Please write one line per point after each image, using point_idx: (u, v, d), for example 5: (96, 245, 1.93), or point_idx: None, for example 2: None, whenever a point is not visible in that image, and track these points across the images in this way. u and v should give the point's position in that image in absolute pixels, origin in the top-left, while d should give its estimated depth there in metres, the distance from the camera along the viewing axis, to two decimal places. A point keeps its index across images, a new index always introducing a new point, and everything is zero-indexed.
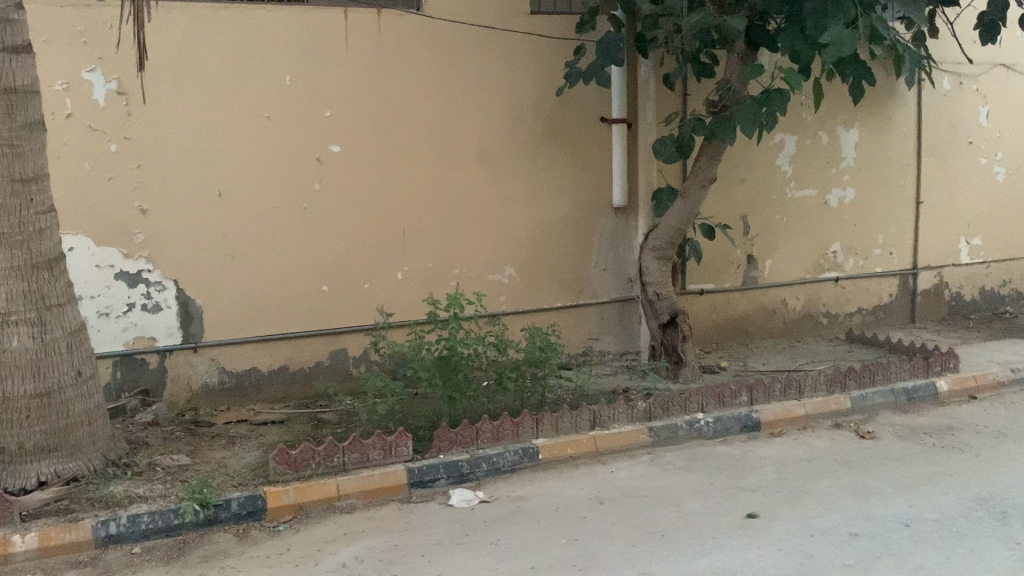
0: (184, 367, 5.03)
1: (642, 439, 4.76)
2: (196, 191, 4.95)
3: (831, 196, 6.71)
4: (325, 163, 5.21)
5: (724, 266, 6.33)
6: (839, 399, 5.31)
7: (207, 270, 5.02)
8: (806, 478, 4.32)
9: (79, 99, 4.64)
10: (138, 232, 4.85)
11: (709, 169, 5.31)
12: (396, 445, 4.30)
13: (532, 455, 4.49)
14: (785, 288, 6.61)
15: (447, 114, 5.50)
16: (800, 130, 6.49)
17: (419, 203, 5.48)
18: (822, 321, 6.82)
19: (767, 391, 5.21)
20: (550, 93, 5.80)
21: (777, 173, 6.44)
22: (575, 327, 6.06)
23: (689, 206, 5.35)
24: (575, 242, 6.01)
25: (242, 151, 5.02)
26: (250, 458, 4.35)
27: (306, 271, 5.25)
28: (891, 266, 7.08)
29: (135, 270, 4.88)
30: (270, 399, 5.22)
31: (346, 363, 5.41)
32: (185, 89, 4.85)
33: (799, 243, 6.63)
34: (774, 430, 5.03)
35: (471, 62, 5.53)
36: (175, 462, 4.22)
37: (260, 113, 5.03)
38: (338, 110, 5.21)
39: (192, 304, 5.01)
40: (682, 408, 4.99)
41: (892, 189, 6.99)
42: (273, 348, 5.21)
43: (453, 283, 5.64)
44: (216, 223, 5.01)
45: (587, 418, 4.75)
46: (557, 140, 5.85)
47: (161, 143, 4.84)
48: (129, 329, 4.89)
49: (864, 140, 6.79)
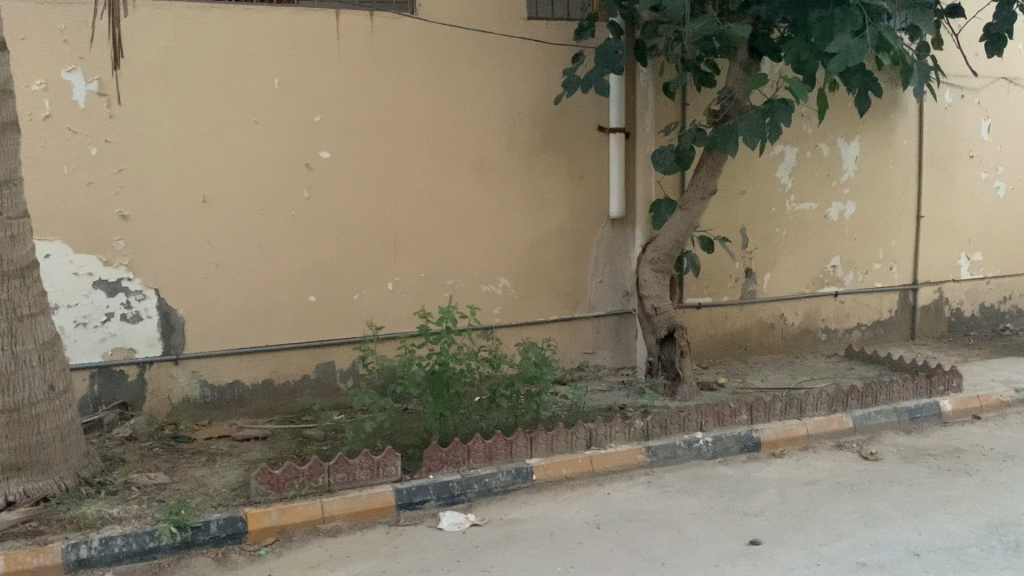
0: (165, 379, 4.84)
1: (639, 459, 4.60)
2: (180, 197, 4.77)
3: (831, 210, 6.58)
4: (314, 169, 5.04)
5: (722, 280, 6.18)
6: (842, 418, 5.16)
7: (190, 279, 4.84)
8: (810, 503, 4.16)
9: (58, 100, 4.46)
10: (118, 239, 4.67)
11: (710, 180, 5.16)
12: (384, 465, 4.12)
13: (525, 476, 4.32)
14: (783, 302, 6.47)
15: (441, 121, 5.34)
16: (801, 141, 6.36)
17: (411, 212, 5.31)
18: (821, 337, 6.68)
19: (767, 410, 5.06)
20: (547, 100, 5.65)
21: (777, 185, 6.31)
22: (570, 341, 5.90)
23: (689, 218, 5.20)
24: (571, 253, 5.85)
25: (228, 157, 4.84)
26: (231, 477, 4.16)
27: (293, 281, 5.07)
28: (891, 281, 6.95)
29: (115, 278, 4.69)
30: (253, 413, 5.03)
31: (334, 377, 5.23)
32: (169, 91, 4.68)
33: (799, 257, 6.49)
34: (776, 450, 4.87)
35: (466, 67, 5.38)
36: (152, 481, 4.03)
37: (247, 116, 4.86)
38: (328, 115, 5.04)
39: (174, 314, 4.83)
40: (681, 427, 4.83)
41: (893, 203, 6.87)
42: (257, 361, 5.03)
43: (445, 295, 5.48)
44: (201, 231, 4.83)
45: (582, 437, 4.57)
46: (553, 149, 5.70)
47: (144, 147, 4.66)
48: (107, 340, 4.70)
49: (865, 153, 6.67)
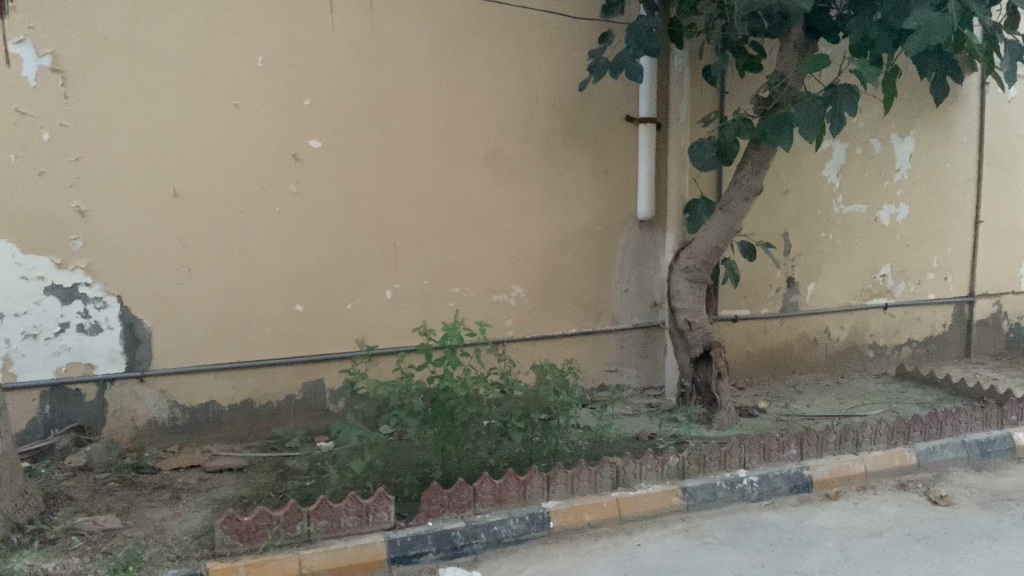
0: (129, 400, 4.22)
1: (674, 502, 3.95)
2: (149, 190, 4.13)
3: (882, 213, 5.91)
4: (303, 161, 4.41)
5: (761, 289, 5.52)
6: (903, 453, 4.50)
7: (159, 285, 4.21)
8: (879, 562, 3.50)
9: (4, 76, 3.82)
10: (75, 238, 4.02)
11: (755, 177, 4.49)
12: (375, 510, 3.47)
13: (541, 523, 3.67)
14: (829, 315, 5.81)
15: (449, 108, 4.70)
16: (850, 136, 5.70)
17: (414, 211, 4.68)
18: (869, 354, 6.02)
19: (819, 443, 4.40)
20: (570, 86, 5.02)
21: (825, 184, 5.64)
22: (591, 358, 5.26)
23: (730, 221, 4.53)
24: (592, 259, 5.21)
25: (203, 146, 4.21)
26: (195, 520, 3.53)
27: (279, 287, 4.44)
28: (946, 292, 6.27)
29: (71, 283, 4.04)
30: (230, 438, 4.41)
31: (323, 397, 4.61)
32: (136, 67, 4.04)
33: (846, 265, 5.83)
34: (829, 490, 4.23)
35: (478, 48, 4.74)
36: (100, 526, 3.40)
37: (227, 99, 4.23)
38: (320, 100, 4.41)
39: (139, 324, 4.20)
40: (722, 464, 4.17)
41: (950, 207, 6.19)
42: (236, 378, 4.41)
43: (452, 305, 4.84)
44: (171, 230, 4.20)
45: (608, 476, 3.92)
46: (575, 140, 5.07)
47: (106, 133, 4.02)
48: (62, 354, 4.06)
49: (921, 150, 6.00)
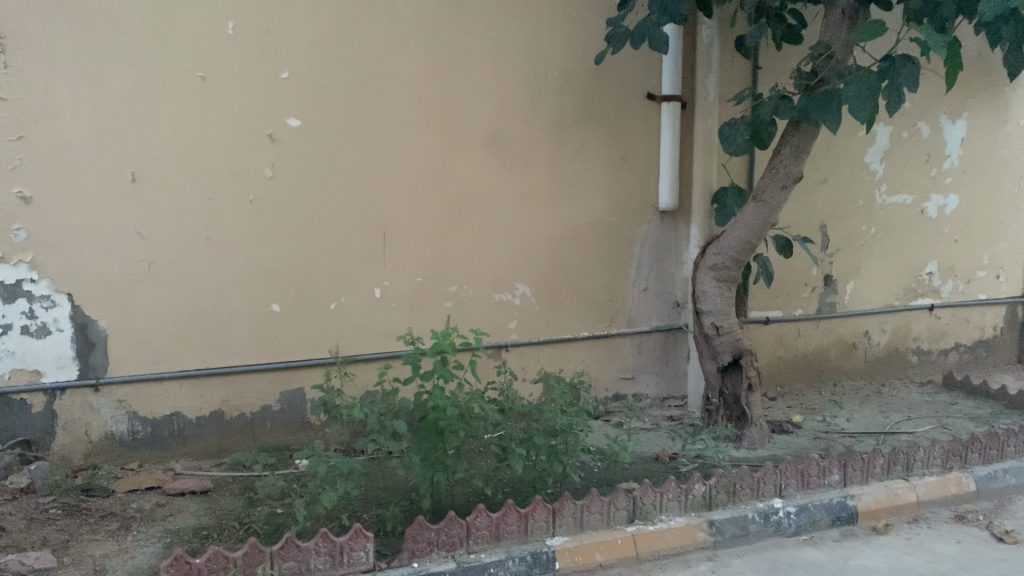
0: (82, 411, 3.73)
1: (699, 538, 3.43)
2: (103, 174, 3.62)
3: (929, 204, 5.33)
4: (279, 142, 3.89)
5: (795, 288, 4.96)
6: (960, 480, 3.96)
7: (115, 282, 3.71)
8: None
9: None
10: (17, 228, 3.52)
11: (794, 163, 3.93)
12: (350, 550, 2.95)
13: (545, 565, 3.15)
14: (869, 317, 5.25)
15: (446, 84, 4.17)
16: (896, 118, 5.12)
17: (407, 199, 4.16)
18: (911, 360, 5.46)
19: (865, 467, 3.86)
20: (583, 60, 4.48)
21: (867, 172, 5.07)
22: (605, 364, 4.73)
23: (765, 212, 3.97)
24: (607, 253, 4.67)
25: (165, 124, 3.70)
26: (143, 557, 3.04)
27: (253, 285, 3.94)
28: (997, 292, 5.70)
29: (13, 279, 3.55)
30: (197, 454, 3.93)
31: (303, 407, 4.11)
32: (86, 34, 3.52)
33: (888, 261, 5.26)
34: (877, 522, 3.70)
35: (480, 16, 4.20)
36: (29, 566, 2.90)
37: (193, 69, 3.71)
38: (300, 72, 3.89)
39: (94, 327, 3.70)
40: (754, 493, 3.63)
41: (1004, 198, 5.60)
42: (204, 386, 3.91)
43: (449, 305, 4.32)
44: (128, 219, 3.69)
45: (624, 508, 3.40)
46: (589, 121, 4.53)
47: (51, 107, 3.51)
48: (3, 360, 3.56)
49: (973, 135, 5.42)
